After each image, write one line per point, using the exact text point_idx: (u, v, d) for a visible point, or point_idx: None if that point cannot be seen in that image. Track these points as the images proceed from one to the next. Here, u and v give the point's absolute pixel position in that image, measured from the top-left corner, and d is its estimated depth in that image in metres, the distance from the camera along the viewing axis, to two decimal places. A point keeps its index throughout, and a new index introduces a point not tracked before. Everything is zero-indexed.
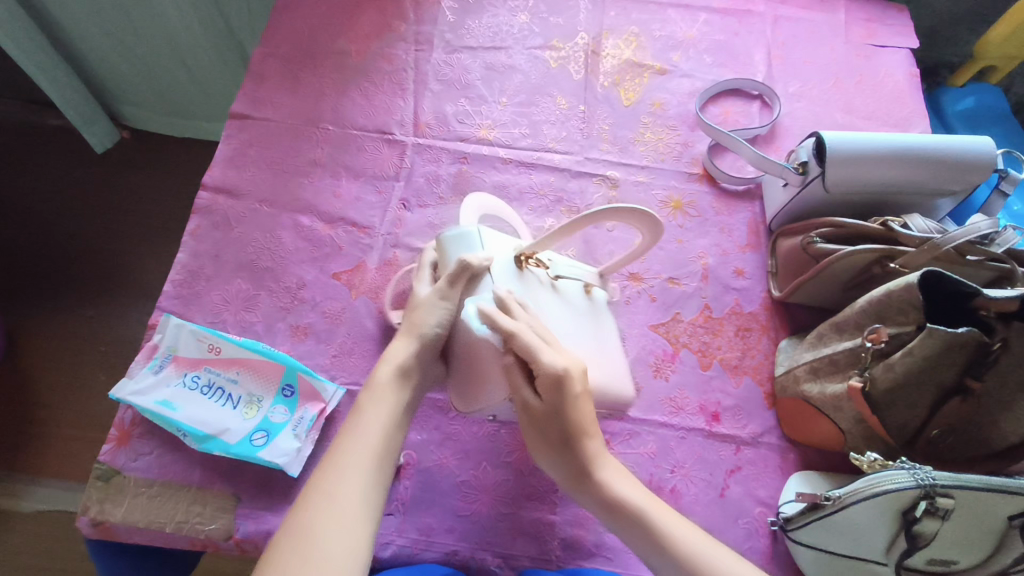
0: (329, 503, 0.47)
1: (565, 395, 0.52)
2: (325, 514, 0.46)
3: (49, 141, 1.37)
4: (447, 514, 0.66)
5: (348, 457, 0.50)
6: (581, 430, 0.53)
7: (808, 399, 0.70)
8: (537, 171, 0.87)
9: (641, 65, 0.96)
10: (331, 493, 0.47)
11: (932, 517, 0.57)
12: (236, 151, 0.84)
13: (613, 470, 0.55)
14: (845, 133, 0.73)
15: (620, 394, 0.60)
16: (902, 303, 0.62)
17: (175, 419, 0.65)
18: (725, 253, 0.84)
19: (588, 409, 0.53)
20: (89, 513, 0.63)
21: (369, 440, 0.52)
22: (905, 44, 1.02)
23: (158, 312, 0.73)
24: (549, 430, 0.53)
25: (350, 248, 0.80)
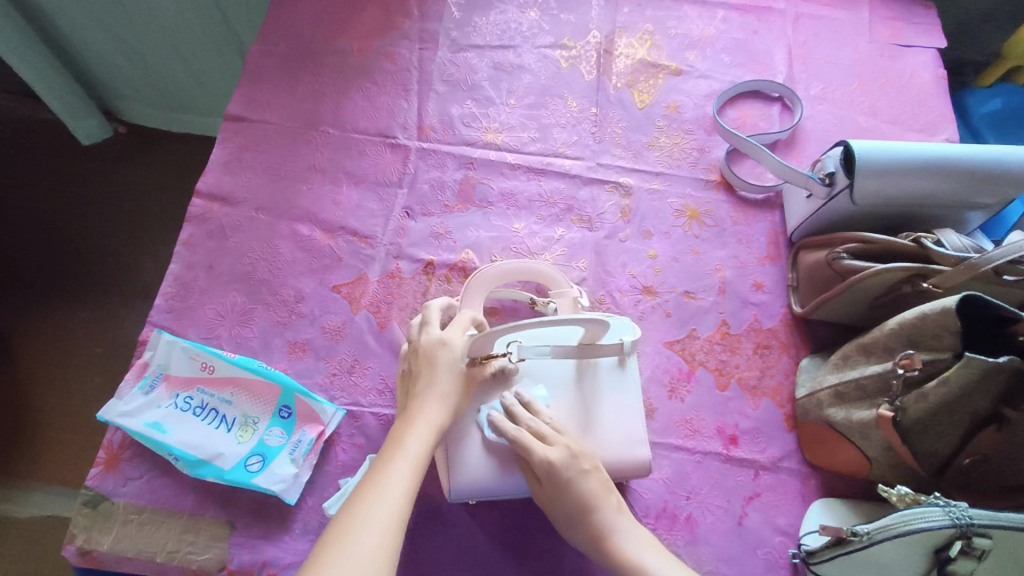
0: (361, 549, 0.44)
1: (564, 483, 0.55)
2: (356, 560, 0.43)
3: (42, 136, 1.33)
4: (452, 545, 0.63)
5: (380, 505, 0.47)
6: (590, 506, 0.55)
7: (832, 424, 0.66)
8: (547, 178, 0.83)
9: (656, 65, 0.92)
10: (360, 538, 0.45)
11: (968, 556, 0.54)
12: (231, 155, 0.80)
13: (633, 543, 0.54)
14: (875, 143, 0.69)
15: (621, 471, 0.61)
16: (936, 328, 0.58)
17: (166, 443, 0.61)
18: (743, 266, 0.81)
19: (592, 486, 0.55)
20: (76, 542, 0.60)
21: (400, 488, 0.49)
22: (932, 43, 0.97)
23: (149, 327, 0.69)
24: (564, 517, 0.56)
25: (351, 259, 0.76)
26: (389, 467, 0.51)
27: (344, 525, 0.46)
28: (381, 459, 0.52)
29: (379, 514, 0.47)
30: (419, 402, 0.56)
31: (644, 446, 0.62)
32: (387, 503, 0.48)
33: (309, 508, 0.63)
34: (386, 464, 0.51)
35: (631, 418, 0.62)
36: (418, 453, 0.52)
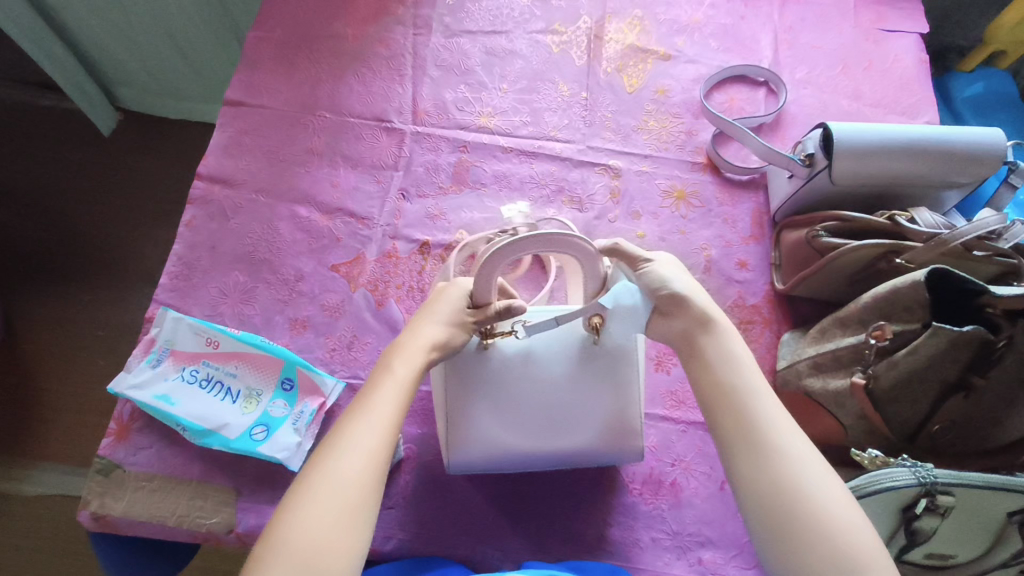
0: (344, 470, 0.47)
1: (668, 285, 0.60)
2: (339, 482, 0.46)
3: (43, 121, 1.35)
4: (448, 508, 0.66)
5: (363, 431, 0.49)
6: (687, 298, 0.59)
7: (810, 394, 0.70)
8: (539, 160, 0.86)
9: (645, 50, 0.94)
10: (345, 460, 0.47)
11: (932, 513, 0.58)
12: (231, 139, 0.82)
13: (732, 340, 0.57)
14: (853, 124, 0.72)
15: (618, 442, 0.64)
16: (907, 300, 0.61)
17: (174, 414, 0.64)
18: (728, 244, 0.84)
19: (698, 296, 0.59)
20: (90, 507, 0.63)
21: (385, 413, 0.51)
22: (915, 28, 0.99)
23: (155, 305, 0.72)
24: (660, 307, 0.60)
25: (349, 239, 0.79)
26: (377, 391, 0.52)
27: (331, 446, 0.48)
28: (371, 382, 0.54)
29: (363, 438, 0.49)
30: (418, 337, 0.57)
31: (639, 438, 0.65)
32: (371, 429, 0.50)
33: None
34: (374, 388, 0.53)
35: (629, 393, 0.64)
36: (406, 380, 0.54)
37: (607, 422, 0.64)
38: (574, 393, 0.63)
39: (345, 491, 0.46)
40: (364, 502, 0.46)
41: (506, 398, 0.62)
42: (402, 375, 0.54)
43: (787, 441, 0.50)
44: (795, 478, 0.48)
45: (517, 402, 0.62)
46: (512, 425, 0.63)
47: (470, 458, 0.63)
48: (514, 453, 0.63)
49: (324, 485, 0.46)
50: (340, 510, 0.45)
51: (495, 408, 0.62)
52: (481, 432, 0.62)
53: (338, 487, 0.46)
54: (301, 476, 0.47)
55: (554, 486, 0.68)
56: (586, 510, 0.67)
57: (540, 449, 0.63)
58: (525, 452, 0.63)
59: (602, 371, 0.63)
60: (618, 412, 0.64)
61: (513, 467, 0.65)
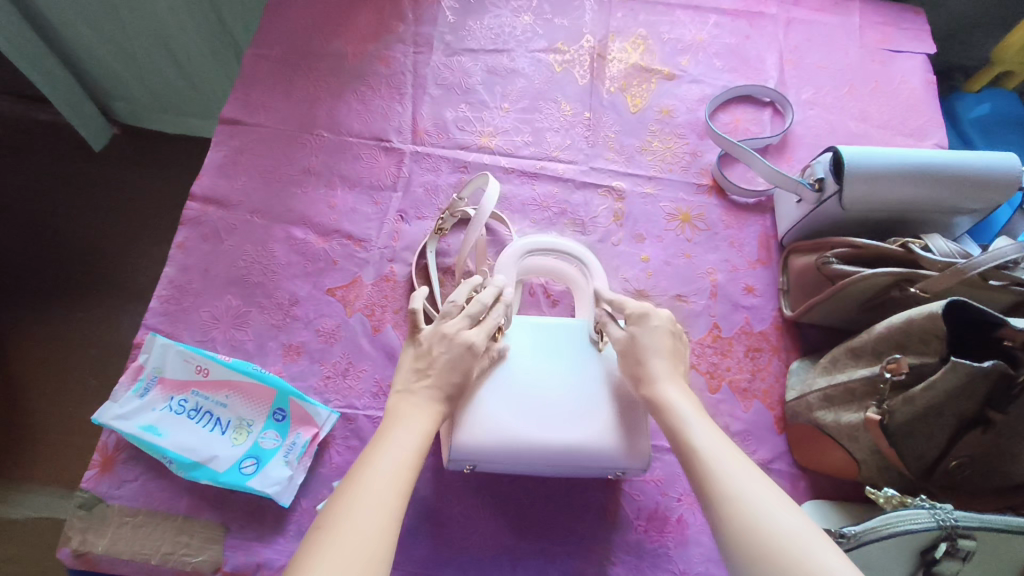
0: (363, 517, 0.44)
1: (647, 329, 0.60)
2: (359, 520, 0.44)
3: (37, 135, 1.33)
4: (445, 545, 0.64)
5: (381, 470, 0.47)
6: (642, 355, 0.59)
7: (821, 427, 0.67)
8: (541, 182, 0.84)
9: (649, 69, 0.93)
10: (363, 510, 0.44)
11: (952, 558, 0.55)
12: (226, 158, 0.80)
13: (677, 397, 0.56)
14: (863, 148, 0.70)
15: (631, 455, 0.60)
16: (923, 332, 0.59)
17: (161, 446, 0.62)
18: (734, 269, 0.82)
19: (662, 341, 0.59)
20: (71, 544, 0.60)
21: (405, 454, 0.49)
22: (921, 49, 0.98)
23: (144, 330, 0.70)
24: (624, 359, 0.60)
25: (345, 262, 0.76)
26: (395, 437, 0.50)
27: (351, 487, 0.46)
28: (390, 421, 0.52)
29: (383, 478, 0.47)
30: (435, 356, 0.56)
31: (645, 439, 0.61)
32: (388, 471, 0.47)
33: (304, 511, 0.63)
34: (394, 426, 0.51)
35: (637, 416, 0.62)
36: (423, 425, 0.52)
37: (620, 426, 0.61)
38: (585, 390, 0.62)
39: (368, 532, 0.43)
40: (382, 551, 0.43)
41: (515, 391, 0.61)
42: (422, 412, 0.53)
43: (748, 481, 0.48)
44: (758, 518, 0.45)
45: (525, 393, 0.61)
46: (522, 415, 0.60)
47: (478, 448, 0.59)
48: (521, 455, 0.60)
49: (346, 529, 0.43)
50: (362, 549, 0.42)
51: (503, 398, 0.61)
52: (490, 418, 0.60)
53: (359, 530, 0.43)
54: (319, 519, 0.44)
55: (556, 522, 0.66)
56: (590, 548, 0.65)
57: (552, 441, 0.60)
58: (536, 444, 0.59)
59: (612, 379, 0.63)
60: (631, 414, 0.62)
61: (523, 464, 0.60)
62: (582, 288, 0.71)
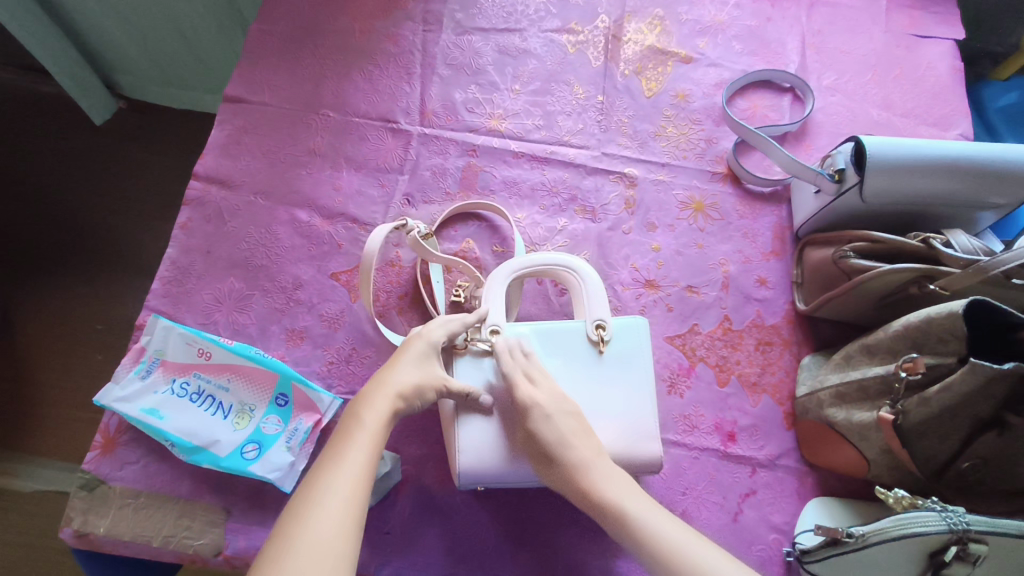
0: (322, 527, 0.42)
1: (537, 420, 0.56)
2: (314, 544, 0.42)
3: (43, 108, 1.31)
4: (445, 535, 0.63)
5: (336, 487, 0.45)
6: (565, 444, 0.55)
7: (831, 424, 0.66)
8: (551, 167, 0.82)
9: (665, 52, 0.90)
10: (320, 518, 0.43)
11: (962, 562, 0.53)
12: (230, 138, 0.79)
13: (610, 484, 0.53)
14: (886, 138, 0.68)
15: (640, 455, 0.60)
16: (942, 332, 0.56)
17: (162, 429, 0.61)
18: (747, 260, 0.80)
19: (569, 428, 0.56)
20: (72, 525, 0.60)
21: (356, 466, 0.48)
22: (950, 34, 0.94)
23: (146, 312, 0.69)
24: (541, 460, 0.56)
25: (350, 246, 0.75)
26: (349, 441, 0.49)
27: (304, 499, 0.44)
28: (340, 433, 0.50)
29: (336, 496, 0.45)
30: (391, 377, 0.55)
31: (655, 441, 0.61)
32: (340, 489, 0.45)
33: None
34: (347, 438, 0.50)
35: (644, 413, 0.61)
36: (376, 428, 0.51)
37: (627, 428, 0.61)
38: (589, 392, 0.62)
39: (322, 557, 0.41)
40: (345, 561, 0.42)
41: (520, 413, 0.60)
42: (376, 416, 0.52)
43: (702, 554, 0.48)
44: None
45: None
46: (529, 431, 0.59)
47: (488, 468, 0.58)
48: (527, 461, 0.59)
49: (302, 553, 0.41)
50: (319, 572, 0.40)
51: (509, 420, 0.59)
52: (497, 436, 0.59)
53: (311, 556, 0.41)
54: (267, 546, 0.42)
55: (557, 514, 0.65)
56: (592, 541, 0.64)
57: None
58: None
59: (614, 379, 0.62)
60: (637, 418, 0.61)
61: (532, 479, 0.60)
62: (576, 288, 0.65)
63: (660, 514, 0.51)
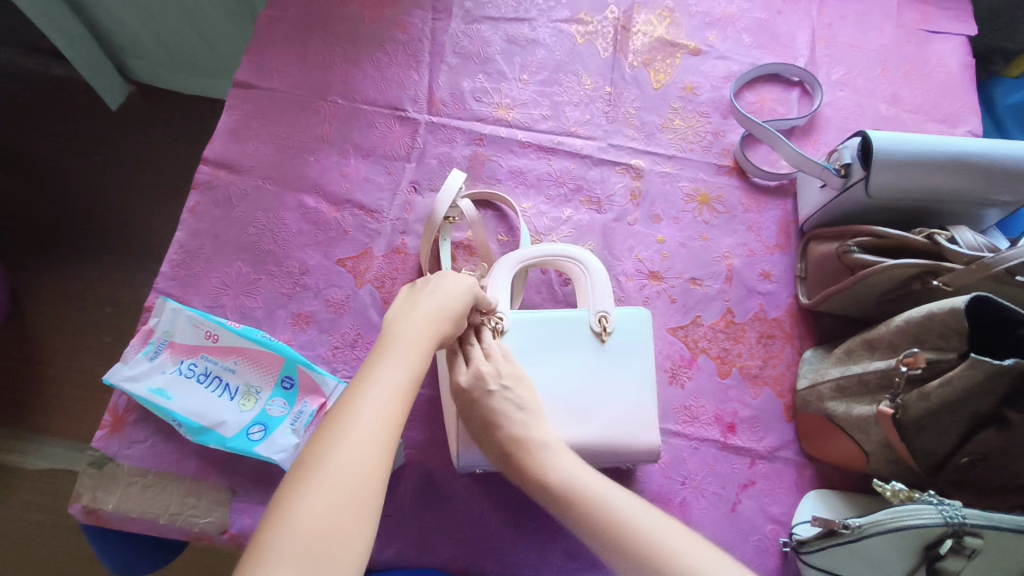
0: (352, 452, 0.39)
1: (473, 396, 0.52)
2: (344, 471, 0.39)
3: (53, 91, 1.32)
4: (446, 518, 0.64)
5: (374, 405, 0.42)
6: (495, 423, 0.50)
7: (831, 417, 0.66)
8: (557, 157, 0.82)
9: (674, 44, 0.90)
10: (352, 440, 0.40)
11: (957, 555, 0.53)
12: (239, 123, 0.79)
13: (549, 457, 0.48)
14: (893, 133, 0.68)
15: (641, 444, 0.61)
16: (944, 327, 0.57)
17: (170, 409, 0.62)
18: (752, 254, 0.80)
19: (503, 404, 0.51)
20: (81, 501, 0.61)
21: (396, 386, 0.44)
22: (961, 30, 0.94)
23: (155, 294, 0.70)
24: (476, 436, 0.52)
25: (357, 232, 0.76)
26: (391, 360, 0.46)
27: (342, 413, 0.41)
28: (380, 349, 0.47)
29: (372, 414, 0.42)
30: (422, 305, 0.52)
31: (653, 432, 0.62)
32: (376, 406, 0.42)
33: None
34: (386, 354, 0.46)
35: (644, 403, 0.62)
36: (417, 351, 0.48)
37: (627, 418, 0.61)
38: (591, 382, 0.62)
39: (354, 480, 0.38)
40: (370, 490, 0.39)
41: None
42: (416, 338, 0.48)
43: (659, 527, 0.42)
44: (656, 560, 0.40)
45: None
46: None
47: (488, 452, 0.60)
48: None
49: (332, 474, 0.38)
50: (349, 501, 0.38)
51: None
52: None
53: (342, 478, 0.38)
54: (301, 460, 0.39)
55: None
56: None
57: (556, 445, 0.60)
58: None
59: (615, 370, 0.63)
60: (637, 408, 0.62)
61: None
62: (581, 280, 0.66)
63: (605, 483, 0.45)
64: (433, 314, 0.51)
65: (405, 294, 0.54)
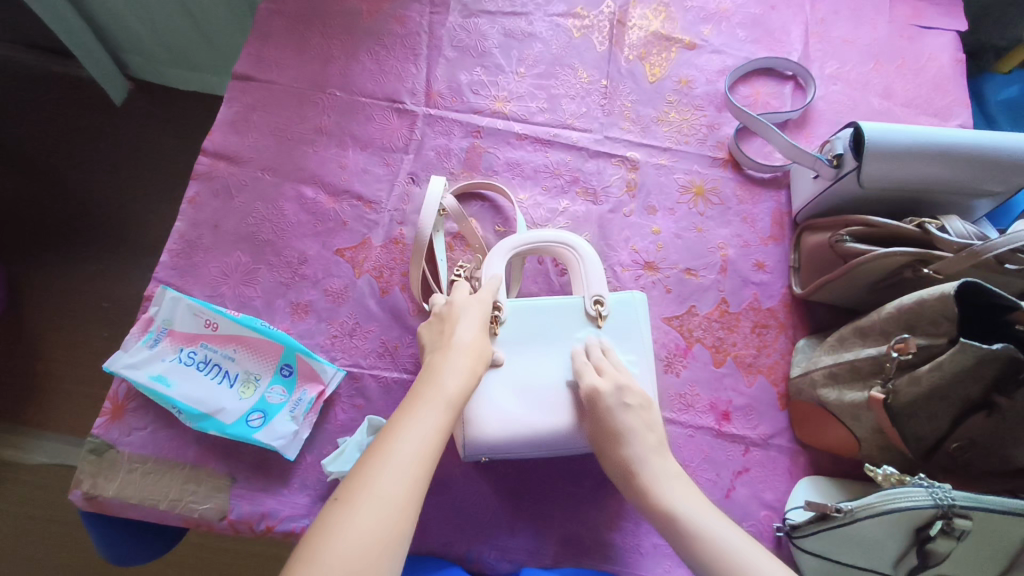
0: (386, 489, 0.43)
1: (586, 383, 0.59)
2: (377, 500, 0.42)
3: (50, 87, 1.32)
4: (445, 504, 0.65)
5: (405, 449, 0.46)
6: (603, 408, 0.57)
7: (824, 404, 0.67)
8: (554, 149, 0.83)
9: (669, 38, 0.91)
10: (386, 475, 0.44)
11: (947, 537, 0.53)
12: (238, 115, 0.80)
13: (666, 485, 0.53)
14: (884, 124, 0.69)
15: None
16: (933, 313, 0.57)
17: (169, 396, 0.63)
18: (746, 245, 0.81)
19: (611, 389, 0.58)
20: (81, 487, 0.61)
21: (428, 434, 0.47)
22: (953, 26, 0.95)
23: (154, 284, 0.71)
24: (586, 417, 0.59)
25: (355, 223, 0.76)
26: (425, 404, 0.50)
27: (379, 452, 0.45)
28: (416, 396, 0.51)
29: (406, 457, 0.45)
30: (453, 338, 0.57)
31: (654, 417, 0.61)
32: (412, 446, 0.46)
33: (309, 465, 0.65)
34: (421, 401, 0.50)
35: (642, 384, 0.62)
36: (452, 392, 0.52)
37: None
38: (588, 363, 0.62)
39: (386, 510, 0.42)
40: (401, 525, 0.42)
41: (520, 389, 0.61)
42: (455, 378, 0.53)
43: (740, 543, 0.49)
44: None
45: (530, 383, 0.61)
46: (527, 399, 0.61)
47: (493, 438, 0.59)
48: (533, 432, 0.60)
49: (362, 508, 0.41)
50: (376, 534, 0.40)
51: (511, 392, 0.61)
52: (498, 406, 0.60)
53: (372, 514, 0.41)
54: (336, 495, 0.43)
55: (553, 487, 0.66)
56: (587, 513, 0.65)
57: (560, 424, 0.60)
58: (545, 428, 0.60)
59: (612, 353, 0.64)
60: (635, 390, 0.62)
61: (534, 447, 0.61)
62: (575, 267, 0.66)
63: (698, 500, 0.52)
64: (465, 358, 0.55)
65: (437, 330, 0.59)
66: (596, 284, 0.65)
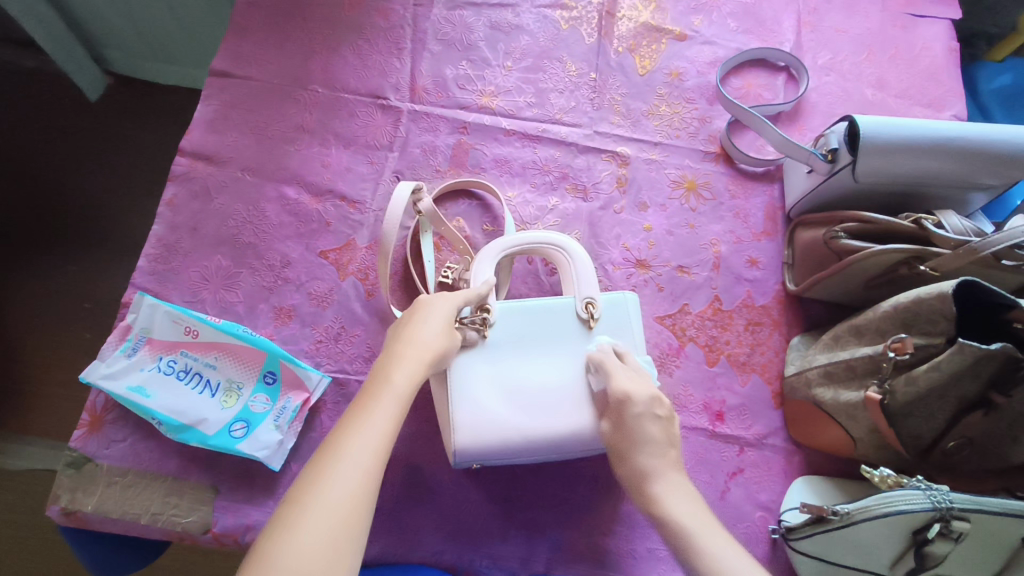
0: (337, 493, 0.40)
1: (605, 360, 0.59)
2: (328, 505, 0.39)
3: (27, 84, 1.28)
4: (435, 513, 0.63)
5: (358, 449, 0.43)
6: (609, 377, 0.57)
7: (819, 404, 0.66)
8: (543, 145, 0.81)
9: (659, 29, 0.89)
10: (336, 478, 0.41)
11: (944, 539, 0.53)
12: (216, 113, 0.77)
13: (677, 497, 0.49)
14: (879, 117, 0.67)
15: None
16: (931, 313, 0.56)
17: (148, 407, 0.61)
18: (738, 241, 0.79)
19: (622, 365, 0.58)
20: (59, 503, 0.59)
21: (381, 431, 0.45)
22: (946, 14, 0.93)
23: (132, 290, 0.68)
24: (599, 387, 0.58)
25: (339, 223, 0.74)
26: (376, 402, 0.47)
27: (330, 452, 0.42)
28: (364, 395, 0.48)
29: (358, 456, 0.42)
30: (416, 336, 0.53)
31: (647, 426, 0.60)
32: (365, 445, 0.43)
33: (295, 475, 0.63)
34: (371, 399, 0.47)
35: None
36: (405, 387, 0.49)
37: None
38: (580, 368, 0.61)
39: (337, 515, 0.39)
40: (354, 529, 0.39)
41: (511, 394, 0.59)
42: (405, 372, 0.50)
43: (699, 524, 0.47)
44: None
45: (522, 388, 0.60)
46: (517, 405, 0.59)
47: (481, 446, 0.57)
48: (524, 438, 0.58)
49: (310, 516, 0.38)
50: (328, 541, 0.38)
51: (503, 397, 0.59)
52: (489, 413, 0.58)
53: (323, 520, 0.38)
54: (286, 500, 0.40)
55: (545, 493, 0.65)
56: (580, 518, 0.64)
57: (552, 429, 0.58)
58: (535, 435, 0.58)
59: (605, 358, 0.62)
60: None
61: (523, 454, 0.59)
62: (565, 267, 0.65)
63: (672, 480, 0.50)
64: (419, 354, 0.52)
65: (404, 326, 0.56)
66: (587, 287, 0.63)
